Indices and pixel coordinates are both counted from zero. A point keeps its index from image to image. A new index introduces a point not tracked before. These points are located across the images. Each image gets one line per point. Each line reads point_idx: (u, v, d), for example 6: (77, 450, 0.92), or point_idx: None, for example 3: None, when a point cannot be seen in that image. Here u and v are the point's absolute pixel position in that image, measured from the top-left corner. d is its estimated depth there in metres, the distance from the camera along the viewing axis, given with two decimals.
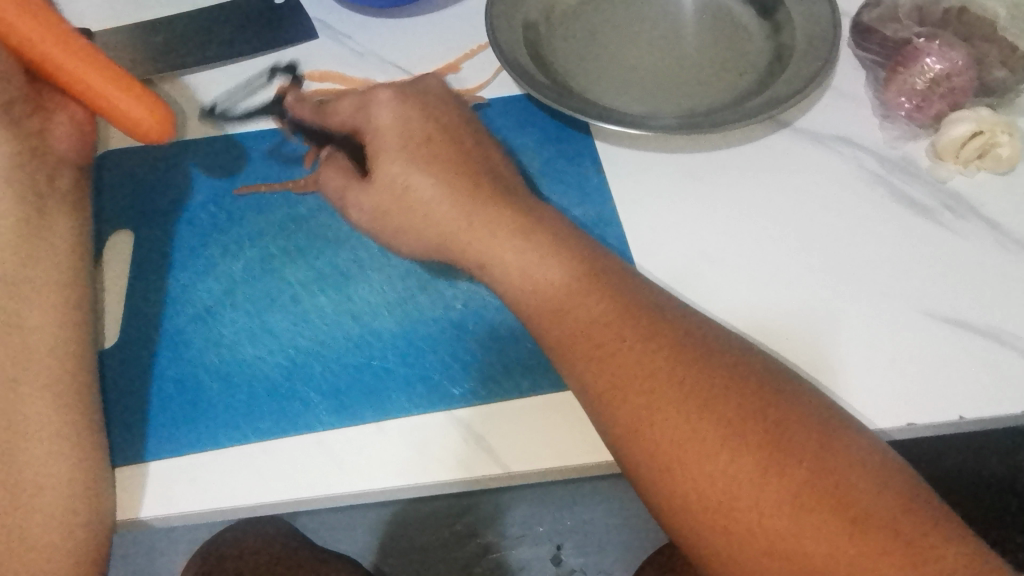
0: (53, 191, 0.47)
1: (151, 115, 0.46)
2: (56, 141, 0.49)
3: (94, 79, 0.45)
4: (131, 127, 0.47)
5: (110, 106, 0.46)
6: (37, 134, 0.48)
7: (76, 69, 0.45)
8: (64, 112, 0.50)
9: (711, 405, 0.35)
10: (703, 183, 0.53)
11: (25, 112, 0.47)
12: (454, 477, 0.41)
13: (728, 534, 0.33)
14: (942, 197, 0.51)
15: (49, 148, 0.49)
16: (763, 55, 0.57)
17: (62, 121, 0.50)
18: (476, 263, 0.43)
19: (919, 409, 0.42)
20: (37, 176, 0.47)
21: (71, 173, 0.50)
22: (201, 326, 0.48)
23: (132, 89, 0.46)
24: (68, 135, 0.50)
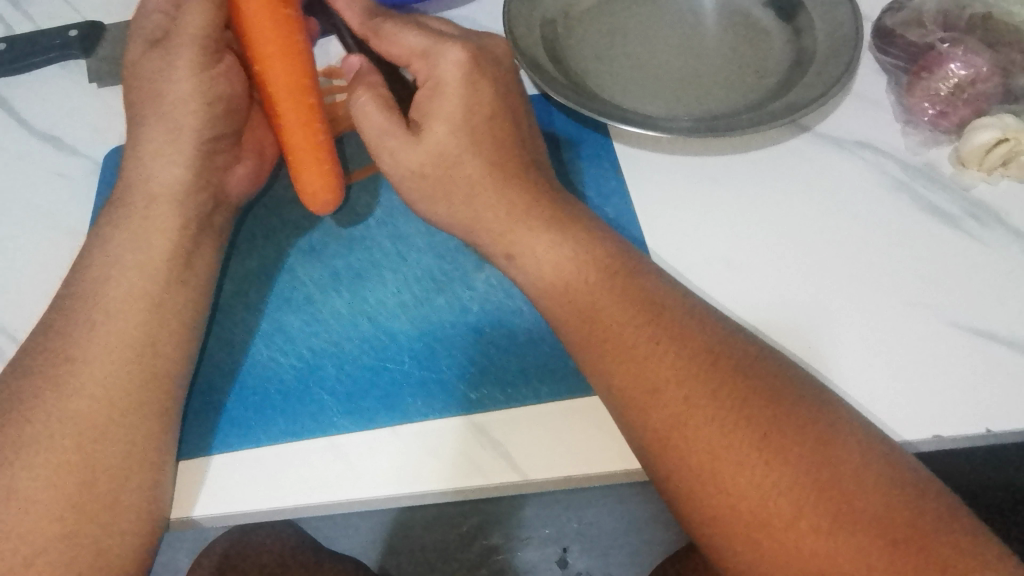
0: (210, 225, 0.47)
1: (329, 196, 0.49)
2: (233, 177, 0.49)
3: (297, 137, 0.48)
4: (298, 185, 0.49)
5: (299, 161, 0.48)
6: (221, 175, 0.48)
7: (292, 126, 0.48)
8: (253, 150, 0.51)
9: (739, 415, 0.35)
10: (723, 187, 0.52)
11: (225, 146, 0.49)
12: (472, 484, 0.41)
13: (757, 547, 0.33)
14: (966, 205, 0.51)
15: (225, 187, 0.49)
16: (783, 58, 0.56)
17: (246, 163, 0.51)
18: (505, 251, 0.43)
19: (944, 420, 0.42)
20: (202, 208, 0.47)
21: (230, 214, 0.49)
22: (217, 326, 0.47)
23: (324, 161, 0.48)
24: (247, 177, 0.50)
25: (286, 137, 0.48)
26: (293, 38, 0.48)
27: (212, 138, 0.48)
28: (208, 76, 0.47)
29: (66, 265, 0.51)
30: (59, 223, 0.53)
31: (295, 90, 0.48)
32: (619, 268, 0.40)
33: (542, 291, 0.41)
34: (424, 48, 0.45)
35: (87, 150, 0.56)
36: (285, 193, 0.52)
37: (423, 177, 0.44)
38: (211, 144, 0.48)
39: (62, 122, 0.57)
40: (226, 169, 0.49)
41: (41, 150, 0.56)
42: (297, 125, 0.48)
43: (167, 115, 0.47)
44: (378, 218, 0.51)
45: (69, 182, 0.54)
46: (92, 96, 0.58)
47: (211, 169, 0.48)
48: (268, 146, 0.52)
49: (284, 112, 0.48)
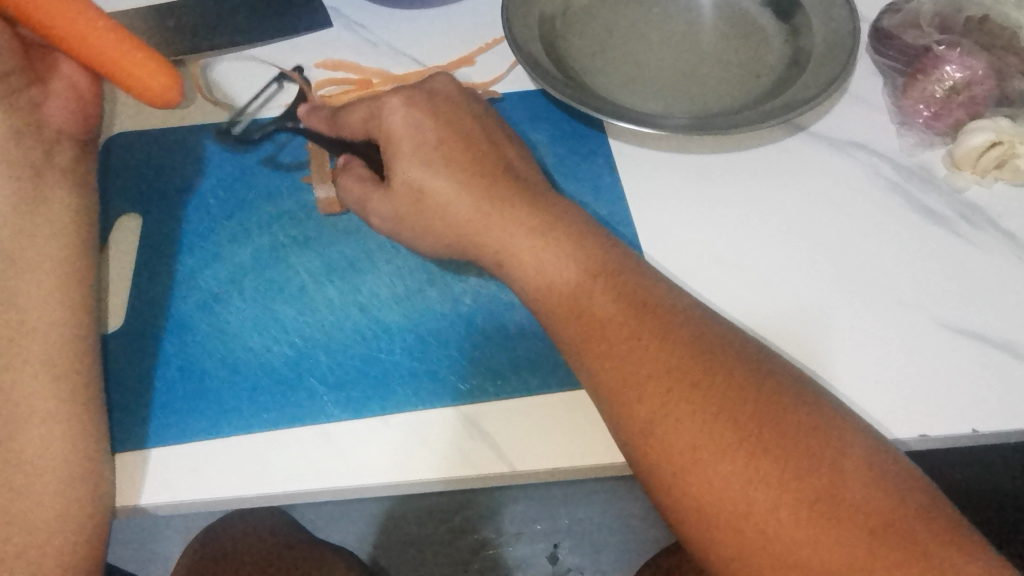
0: (47, 172, 0.45)
1: (165, 83, 0.42)
2: (52, 115, 0.46)
3: (95, 39, 0.40)
4: (126, 82, 0.41)
5: (109, 59, 0.41)
6: (33, 111, 0.45)
7: (84, 28, 0.40)
8: (62, 80, 0.47)
9: (724, 411, 0.35)
10: (718, 185, 0.52)
11: (19, 80, 0.44)
12: (460, 474, 0.41)
13: (739, 540, 0.33)
14: (959, 207, 0.51)
15: (47, 126, 0.45)
16: (780, 58, 0.56)
17: (61, 100, 0.47)
18: (495, 258, 0.43)
19: (933, 419, 0.42)
20: (34, 154, 0.44)
21: (71, 150, 0.47)
22: (209, 313, 0.47)
23: (133, 39, 0.41)
24: (66, 112, 0.47)
25: (75, 40, 0.40)
26: None
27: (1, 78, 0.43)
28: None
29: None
30: None
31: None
32: (596, 271, 0.40)
33: (533, 288, 0.41)
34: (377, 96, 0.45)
35: None
36: (280, 183, 0.53)
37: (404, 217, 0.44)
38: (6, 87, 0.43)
39: None
40: (39, 107, 0.45)
41: None
42: (82, 23, 0.40)
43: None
44: None
45: None
46: None
47: (18, 111, 0.44)
48: (79, 77, 0.47)
49: (49, 15, 0.39)
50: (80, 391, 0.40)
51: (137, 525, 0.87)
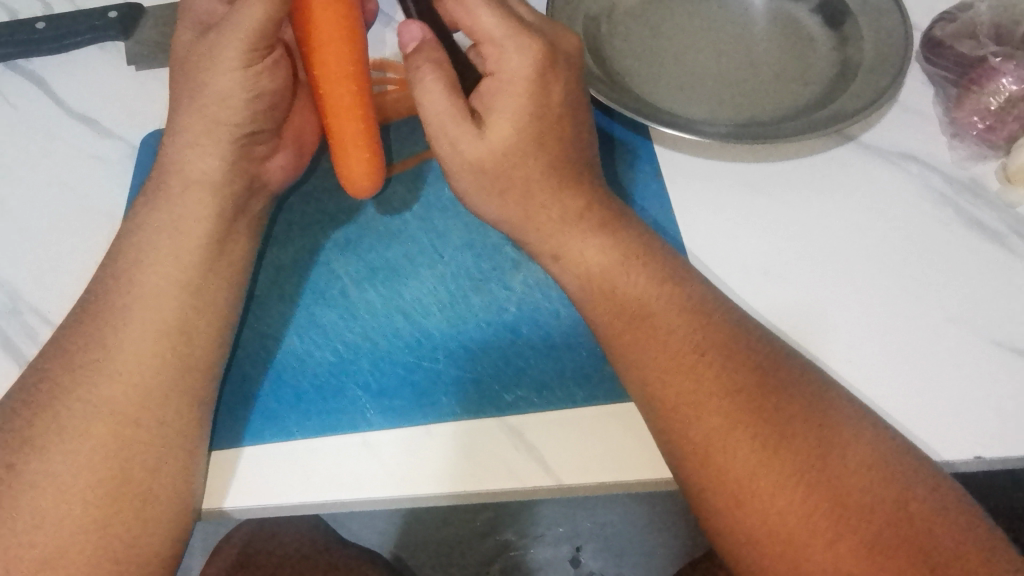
0: (246, 215, 0.46)
1: (371, 183, 0.48)
2: (271, 169, 0.48)
3: (344, 116, 0.46)
4: (340, 169, 0.47)
5: (342, 136, 0.46)
6: (258, 166, 0.47)
7: (340, 102, 0.45)
8: (294, 135, 0.50)
9: (783, 435, 0.34)
10: (762, 196, 0.51)
11: (262, 139, 0.47)
12: (504, 487, 0.41)
13: (794, 567, 0.32)
14: (1012, 222, 0.50)
15: (263, 177, 0.48)
16: (830, 65, 0.55)
17: (284, 153, 0.49)
18: (550, 252, 0.42)
19: (985, 441, 0.41)
20: (240, 199, 0.46)
21: (267, 198, 0.49)
22: (251, 316, 0.47)
23: (369, 144, 0.47)
24: (284, 166, 0.49)
25: (326, 105, 0.45)
26: (353, 23, 0.44)
27: (250, 134, 0.45)
28: (254, 71, 0.44)
29: (96, 249, 0.51)
30: (95, 205, 0.53)
31: (346, 61, 0.44)
32: (653, 285, 0.39)
33: (589, 296, 0.41)
34: (497, 34, 0.40)
35: (125, 134, 0.56)
36: (322, 183, 0.52)
37: (482, 172, 0.42)
38: (246, 141, 0.45)
39: (101, 105, 0.57)
40: (264, 159, 0.47)
41: (79, 132, 0.56)
42: (343, 98, 0.45)
43: (212, 107, 0.44)
44: (415, 214, 0.50)
45: (109, 166, 0.54)
46: (130, 78, 0.58)
47: (248, 160, 0.46)
48: (308, 136, 0.51)
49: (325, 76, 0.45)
50: None
51: None
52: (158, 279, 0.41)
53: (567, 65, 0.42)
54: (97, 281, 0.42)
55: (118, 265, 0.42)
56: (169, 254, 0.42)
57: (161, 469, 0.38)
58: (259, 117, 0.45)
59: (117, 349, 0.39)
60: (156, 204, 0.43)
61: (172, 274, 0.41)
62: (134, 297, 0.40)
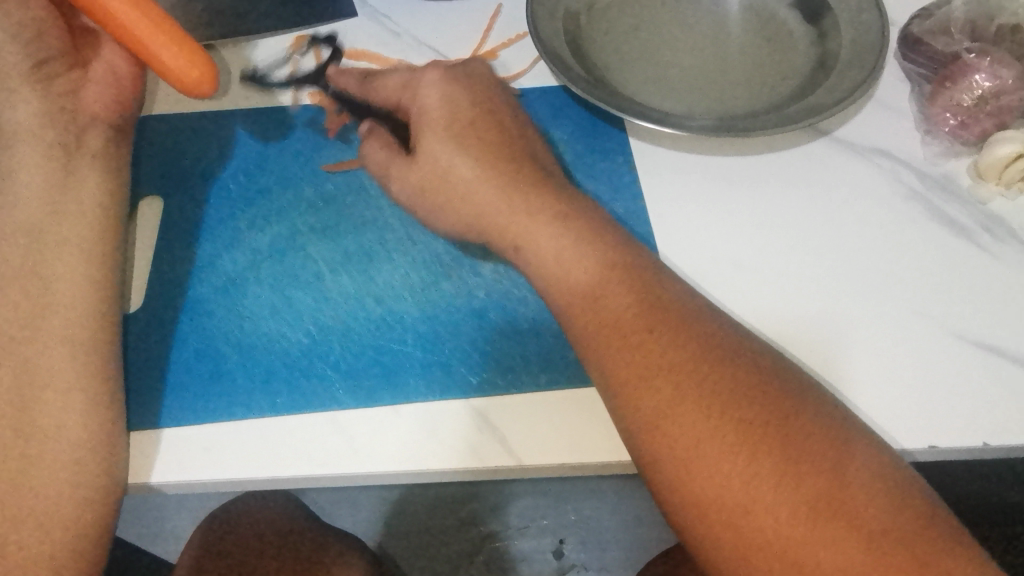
0: (80, 149, 0.47)
1: (202, 72, 0.44)
2: (89, 98, 0.48)
3: (124, 13, 0.42)
4: (166, 71, 0.44)
5: (148, 41, 0.43)
6: (71, 97, 0.47)
7: (110, 2, 0.41)
8: (98, 61, 0.49)
9: (735, 416, 0.34)
10: (736, 187, 0.52)
11: (56, 61, 0.46)
12: (465, 466, 0.42)
13: (741, 532, 0.32)
14: (981, 218, 0.50)
15: (84, 109, 0.48)
16: (806, 60, 0.55)
17: (98, 84, 0.49)
18: (511, 245, 0.44)
19: (942, 431, 0.42)
20: (68, 135, 0.46)
21: (105, 130, 0.49)
22: (226, 296, 0.48)
23: (181, 40, 0.43)
24: (105, 97, 0.49)
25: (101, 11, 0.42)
26: None
27: (36, 63, 0.45)
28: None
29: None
30: None
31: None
32: (609, 269, 0.40)
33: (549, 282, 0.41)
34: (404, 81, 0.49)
35: None
36: (301, 169, 0.53)
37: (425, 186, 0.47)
38: (44, 69, 0.46)
39: None
40: (75, 92, 0.47)
41: None
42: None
43: None
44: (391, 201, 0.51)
45: None
46: None
47: (56, 89, 0.46)
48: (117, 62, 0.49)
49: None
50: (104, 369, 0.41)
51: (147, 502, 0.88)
52: None
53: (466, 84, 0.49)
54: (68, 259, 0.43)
55: None
56: None
57: None
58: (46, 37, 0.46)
59: None
60: None
61: None
62: None
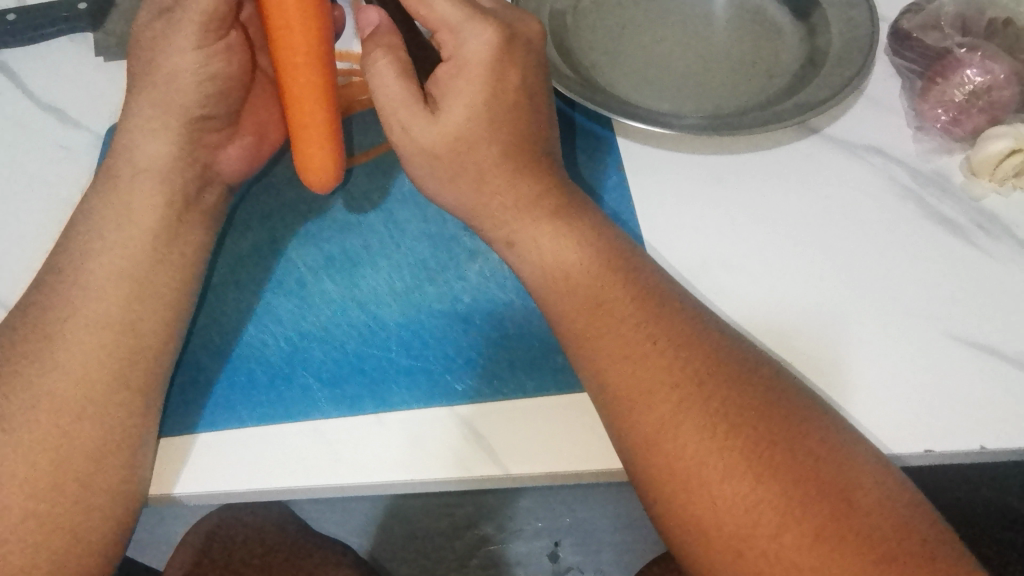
0: (197, 203, 0.46)
1: (331, 176, 0.47)
2: (226, 159, 0.49)
3: (305, 104, 0.45)
4: (304, 162, 0.47)
5: (305, 132, 0.46)
6: (211, 153, 0.47)
7: (304, 91, 0.45)
8: (253, 129, 0.50)
9: (728, 425, 0.34)
10: (726, 187, 0.51)
11: (215, 126, 0.47)
12: (453, 476, 0.40)
13: (741, 557, 0.32)
14: (975, 215, 0.49)
15: (216, 166, 0.48)
16: (796, 57, 0.55)
17: (242, 142, 0.49)
18: (505, 239, 0.42)
19: (938, 435, 0.41)
20: (190, 187, 0.46)
21: (222, 190, 0.49)
22: (207, 304, 0.47)
23: (334, 140, 0.47)
24: (240, 156, 0.49)
25: (294, 96, 0.45)
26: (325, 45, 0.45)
27: (200, 117, 0.46)
28: (207, 52, 0.45)
29: (48, 237, 0.50)
30: (53, 192, 0.53)
31: (308, 47, 0.44)
32: (600, 272, 0.39)
33: (537, 279, 0.41)
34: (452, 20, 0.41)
35: (91, 124, 0.56)
36: (284, 172, 0.52)
37: (436, 158, 0.42)
38: (198, 126, 0.46)
39: (67, 95, 0.57)
40: (217, 148, 0.48)
41: (45, 122, 0.56)
42: (307, 86, 0.45)
43: (165, 89, 0.45)
44: (375, 205, 0.50)
45: (73, 156, 0.54)
46: (96, 68, 0.58)
47: (198, 146, 0.46)
48: (269, 129, 0.51)
49: (292, 57, 0.44)
50: None
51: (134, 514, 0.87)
52: (107, 268, 0.41)
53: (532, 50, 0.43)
54: (44, 270, 0.42)
55: (68, 254, 0.42)
56: (115, 244, 0.42)
57: (102, 456, 0.38)
58: (214, 102, 0.46)
59: (64, 342, 0.39)
60: (104, 194, 0.44)
61: (119, 264, 0.42)
62: (81, 287, 0.40)
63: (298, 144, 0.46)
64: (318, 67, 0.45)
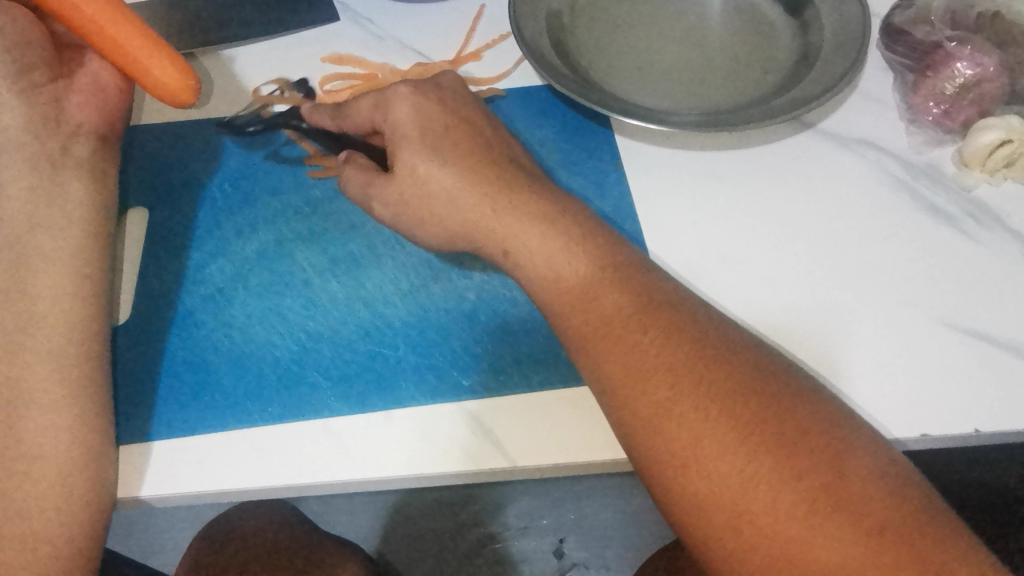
0: (66, 160, 0.46)
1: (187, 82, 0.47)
2: (71, 109, 0.48)
3: (116, 32, 0.45)
4: (158, 89, 0.47)
5: (128, 53, 0.46)
6: (54, 107, 0.47)
7: (102, 21, 0.44)
8: (88, 78, 0.49)
9: (727, 412, 0.34)
10: (722, 182, 0.52)
11: (42, 79, 0.47)
12: (462, 469, 0.41)
13: (740, 538, 0.33)
14: (967, 205, 0.50)
15: (67, 120, 0.47)
16: (790, 53, 0.56)
17: (82, 94, 0.48)
18: (502, 247, 0.43)
19: (936, 420, 0.42)
20: (65, 143, 0.47)
21: (94, 142, 0.49)
22: (215, 307, 0.48)
23: (166, 50, 0.46)
24: (87, 107, 0.48)
25: (99, 32, 0.45)
26: None
27: (22, 73, 0.46)
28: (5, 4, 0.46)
29: None
30: None
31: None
32: (598, 268, 0.40)
33: (536, 281, 0.42)
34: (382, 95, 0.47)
35: None
36: (284, 176, 0.53)
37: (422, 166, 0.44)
38: (23, 82, 0.46)
39: None
40: (57, 101, 0.47)
41: None
42: (100, 15, 0.44)
43: None
44: None
45: None
46: None
47: (39, 104, 0.46)
48: (105, 75, 0.49)
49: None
50: (89, 383, 0.41)
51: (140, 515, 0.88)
52: None
53: (450, 97, 0.48)
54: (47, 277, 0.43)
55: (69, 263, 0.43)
56: None
57: None
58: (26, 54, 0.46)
59: None
60: None
61: None
62: None
63: (133, 69, 0.47)
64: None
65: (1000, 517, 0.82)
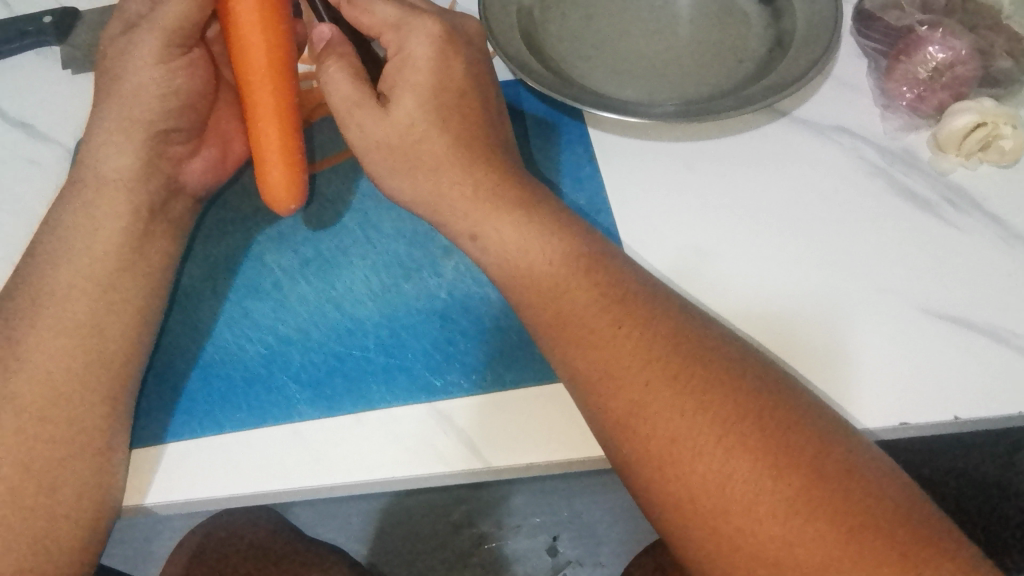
0: (163, 213, 0.47)
1: (294, 194, 0.46)
2: (190, 172, 0.49)
3: (266, 122, 0.46)
4: (265, 183, 0.46)
5: (262, 151, 0.46)
6: (174, 166, 0.48)
7: (264, 110, 0.46)
8: (217, 143, 0.51)
9: (700, 406, 0.34)
10: (695, 172, 0.52)
11: (178, 139, 0.48)
12: (436, 471, 0.41)
13: (716, 535, 0.32)
14: (944, 190, 0.50)
15: (181, 179, 0.48)
16: (764, 42, 0.55)
17: (206, 155, 0.50)
18: (467, 232, 0.42)
19: (915, 409, 0.41)
20: None
21: (191, 202, 0.49)
22: (184, 313, 0.47)
23: (294, 165, 0.46)
24: (205, 170, 0.50)
25: (256, 115, 0.46)
26: (286, 68, 0.46)
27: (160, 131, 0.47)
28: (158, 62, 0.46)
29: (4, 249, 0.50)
30: (22, 203, 0.52)
31: (268, 63, 0.45)
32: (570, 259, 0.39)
33: (504, 274, 0.41)
34: (396, 20, 0.44)
35: (60, 136, 0.56)
36: (251, 177, 0.52)
37: (392, 149, 0.43)
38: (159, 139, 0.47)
39: (34, 108, 0.57)
40: (182, 161, 0.49)
41: (12, 136, 0.56)
42: (270, 107, 0.46)
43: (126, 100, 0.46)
44: (349, 205, 0.51)
45: (41, 169, 0.54)
46: (63, 81, 0.58)
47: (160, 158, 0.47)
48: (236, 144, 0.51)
49: (255, 82, 0.46)
50: None
51: (129, 527, 0.87)
52: (70, 278, 0.42)
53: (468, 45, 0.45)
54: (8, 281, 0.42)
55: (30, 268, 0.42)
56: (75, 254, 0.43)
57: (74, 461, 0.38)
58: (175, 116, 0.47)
59: (29, 349, 0.40)
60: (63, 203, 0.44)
61: (84, 273, 0.42)
62: (39, 296, 0.41)
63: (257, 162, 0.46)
64: (283, 84, 0.46)
65: (990, 507, 0.81)
